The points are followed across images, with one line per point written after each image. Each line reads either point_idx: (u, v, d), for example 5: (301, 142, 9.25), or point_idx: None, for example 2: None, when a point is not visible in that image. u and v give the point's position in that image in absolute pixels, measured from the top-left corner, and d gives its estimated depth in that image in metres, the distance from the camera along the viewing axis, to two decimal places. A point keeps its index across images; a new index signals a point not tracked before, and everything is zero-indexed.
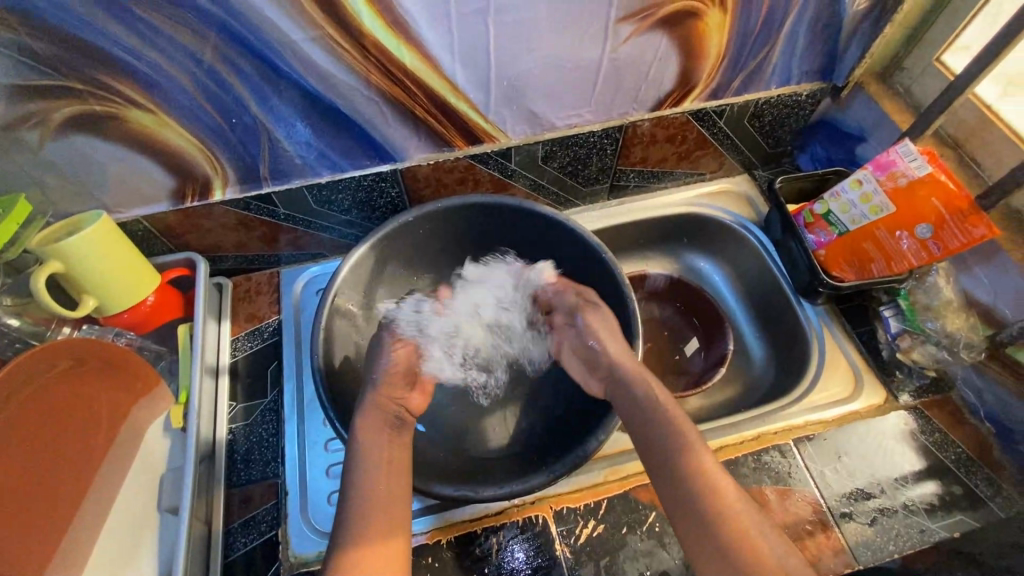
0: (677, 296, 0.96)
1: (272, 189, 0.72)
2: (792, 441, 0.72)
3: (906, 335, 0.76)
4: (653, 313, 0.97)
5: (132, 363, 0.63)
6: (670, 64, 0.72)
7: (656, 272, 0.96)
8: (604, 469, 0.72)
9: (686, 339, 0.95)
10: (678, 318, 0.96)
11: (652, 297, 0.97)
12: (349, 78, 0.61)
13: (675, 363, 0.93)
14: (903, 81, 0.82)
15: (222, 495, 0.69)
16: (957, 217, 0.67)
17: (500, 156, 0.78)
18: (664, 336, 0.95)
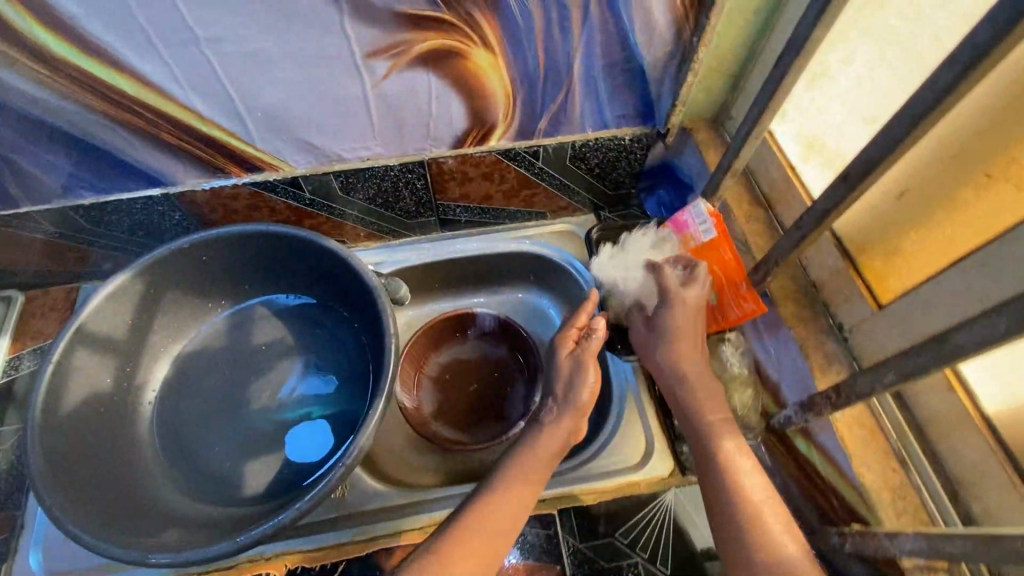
0: (506, 337, 0.89)
1: (32, 208, 0.69)
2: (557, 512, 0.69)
3: None
4: (485, 350, 0.90)
5: None
6: (453, 101, 0.67)
7: (486, 312, 0.89)
8: (354, 528, 0.69)
9: (513, 382, 0.87)
10: (510, 358, 0.89)
11: (485, 335, 0.90)
12: (66, 103, 0.57)
13: (498, 407, 0.86)
14: (731, 130, 0.76)
15: None
16: (732, 289, 0.67)
17: (289, 186, 0.74)
18: (493, 377, 0.89)
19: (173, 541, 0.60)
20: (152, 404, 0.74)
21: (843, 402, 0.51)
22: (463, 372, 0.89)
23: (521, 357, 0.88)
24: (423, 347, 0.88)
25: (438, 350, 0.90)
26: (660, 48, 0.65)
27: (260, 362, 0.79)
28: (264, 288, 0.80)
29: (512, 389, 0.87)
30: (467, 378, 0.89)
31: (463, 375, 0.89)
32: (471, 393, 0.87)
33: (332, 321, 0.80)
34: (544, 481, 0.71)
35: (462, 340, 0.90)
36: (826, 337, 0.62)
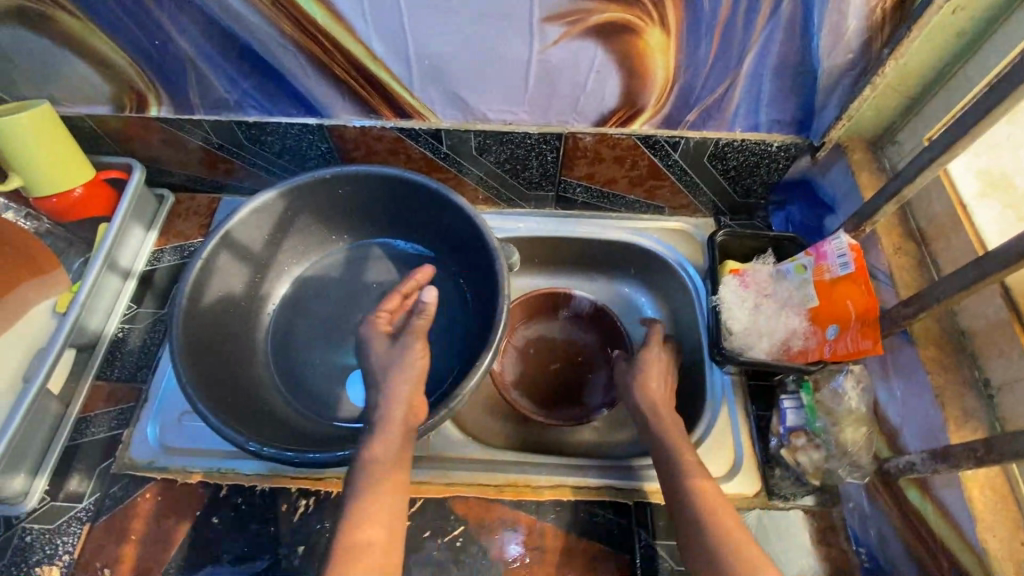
0: (598, 324, 0.88)
1: (204, 117, 0.75)
2: (634, 504, 0.67)
3: (803, 433, 0.67)
4: (573, 334, 0.90)
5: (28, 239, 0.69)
6: (611, 79, 0.67)
7: (584, 295, 0.88)
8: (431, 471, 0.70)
9: (598, 370, 0.86)
10: (598, 347, 0.88)
11: (576, 319, 0.89)
12: (262, 23, 0.61)
13: (581, 393, 0.85)
14: (891, 156, 0.72)
15: (90, 383, 0.75)
16: (861, 325, 0.62)
17: (431, 137, 0.77)
18: (577, 361, 0.88)
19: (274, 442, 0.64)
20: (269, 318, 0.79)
21: (990, 461, 0.47)
22: (549, 350, 0.89)
23: (610, 347, 0.87)
24: (515, 319, 0.89)
25: (526, 325, 0.90)
26: (842, 55, 0.62)
27: (370, 301, 0.82)
28: (383, 228, 0.84)
29: (596, 377, 0.86)
30: (552, 356, 0.89)
31: (548, 354, 0.89)
32: (553, 372, 0.87)
33: (442, 275, 0.83)
34: (621, 472, 0.69)
35: (552, 320, 0.90)
36: (966, 391, 0.58)
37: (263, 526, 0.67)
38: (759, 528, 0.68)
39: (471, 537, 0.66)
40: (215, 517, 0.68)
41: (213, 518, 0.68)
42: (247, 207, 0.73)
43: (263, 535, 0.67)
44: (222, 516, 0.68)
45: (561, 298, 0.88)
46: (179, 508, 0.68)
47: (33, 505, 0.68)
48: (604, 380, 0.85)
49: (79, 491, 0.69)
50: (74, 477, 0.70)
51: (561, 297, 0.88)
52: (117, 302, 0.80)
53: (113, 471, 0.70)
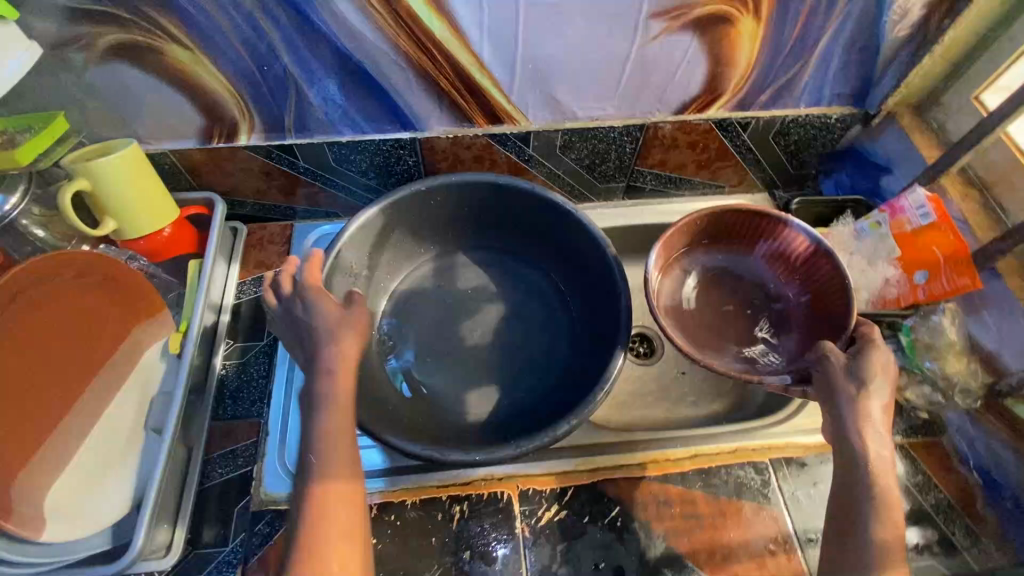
0: (810, 276, 0.72)
1: (294, 141, 0.75)
2: (768, 460, 0.72)
3: (904, 373, 0.73)
4: (762, 276, 0.77)
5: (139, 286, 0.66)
6: (698, 68, 0.72)
7: (806, 229, 0.70)
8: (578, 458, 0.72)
9: (784, 322, 0.74)
10: (796, 300, 0.74)
11: (779, 259, 0.75)
12: (378, 40, 0.63)
13: (751, 346, 0.73)
14: (937, 116, 0.80)
15: (208, 425, 0.72)
16: (954, 266, 0.69)
17: (519, 139, 0.79)
18: (750, 310, 0.76)
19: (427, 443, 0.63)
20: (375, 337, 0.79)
21: None
22: (728, 279, 0.77)
23: (817, 306, 0.71)
24: (697, 235, 0.75)
25: (704, 248, 0.77)
26: (903, 29, 0.69)
27: (472, 307, 0.83)
28: (472, 235, 0.85)
29: (776, 331, 0.74)
30: (731, 286, 0.77)
31: (723, 293, 0.77)
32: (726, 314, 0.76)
33: (538, 273, 0.85)
34: (748, 432, 0.74)
35: (739, 252, 0.77)
36: None
37: (421, 539, 0.66)
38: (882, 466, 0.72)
39: (627, 515, 0.69)
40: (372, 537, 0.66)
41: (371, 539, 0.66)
42: (352, 223, 0.73)
43: (424, 548, 0.66)
44: (377, 537, 0.66)
45: (770, 225, 0.73)
46: None
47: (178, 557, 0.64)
48: (793, 345, 0.71)
49: (219, 535, 0.67)
50: (210, 522, 0.67)
51: (770, 225, 0.73)
52: (215, 339, 0.78)
53: (251, 509, 0.68)
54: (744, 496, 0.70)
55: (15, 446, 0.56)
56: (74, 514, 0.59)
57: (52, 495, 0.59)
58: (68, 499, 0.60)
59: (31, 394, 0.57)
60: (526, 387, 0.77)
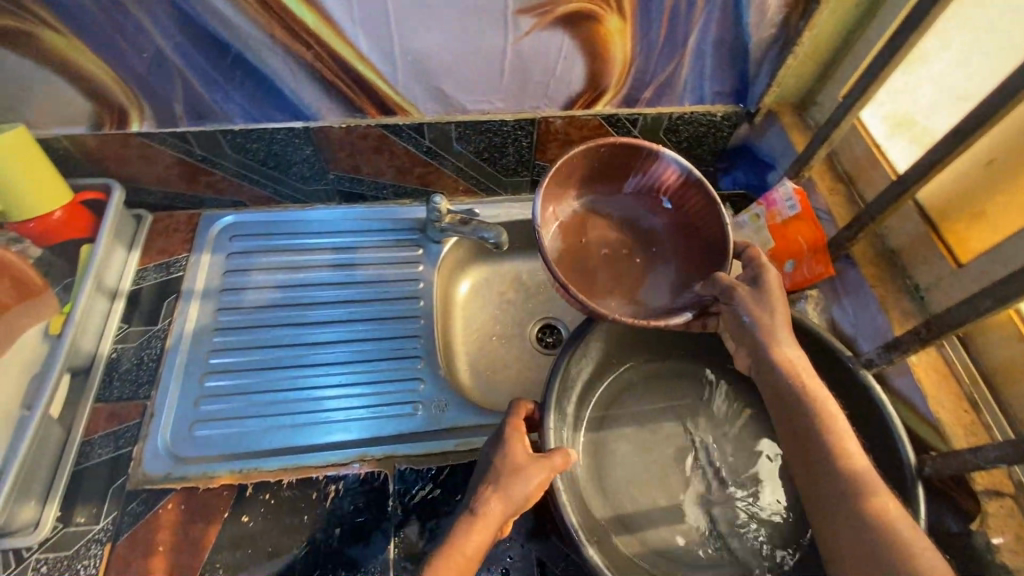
0: (681, 200, 0.67)
1: (188, 128, 0.76)
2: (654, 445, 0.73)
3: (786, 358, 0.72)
4: (634, 213, 0.70)
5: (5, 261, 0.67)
6: (577, 64, 0.75)
7: (674, 160, 0.64)
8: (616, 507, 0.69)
9: (661, 262, 0.68)
10: (669, 229, 0.69)
11: (648, 194, 0.69)
12: (253, 30, 0.65)
13: (640, 282, 0.67)
14: (814, 115, 0.84)
15: (89, 407, 0.73)
16: (814, 254, 0.73)
17: (413, 131, 0.82)
18: (634, 251, 0.69)
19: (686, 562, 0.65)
20: (285, 323, 0.84)
21: (932, 338, 0.58)
22: (592, 219, 0.70)
23: (712, 240, 0.64)
24: (584, 172, 0.67)
25: (583, 190, 0.69)
26: (766, 30, 0.73)
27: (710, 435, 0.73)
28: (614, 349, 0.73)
29: (661, 269, 0.68)
30: (590, 225, 0.69)
31: (596, 234, 0.69)
32: (607, 257, 0.69)
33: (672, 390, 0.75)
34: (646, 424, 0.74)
35: (612, 189, 0.69)
36: (903, 296, 0.69)
37: (294, 517, 0.68)
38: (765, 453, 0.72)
39: None
40: (243, 515, 0.68)
41: (242, 516, 0.68)
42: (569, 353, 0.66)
43: (296, 525, 0.67)
44: (250, 514, 0.68)
45: (640, 160, 0.65)
46: (203, 513, 0.68)
47: (45, 534, 0.65)
48: (668, 278, 0.66)
49: (92, 514, 0.67)
50: (82, 499, 0.68)
51: (642, 158, 0.65)
52: (107, 323, 0.79)
53: (126, 488, 0.69)
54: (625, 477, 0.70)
55: None
56: None
57: None
58: None
59: None
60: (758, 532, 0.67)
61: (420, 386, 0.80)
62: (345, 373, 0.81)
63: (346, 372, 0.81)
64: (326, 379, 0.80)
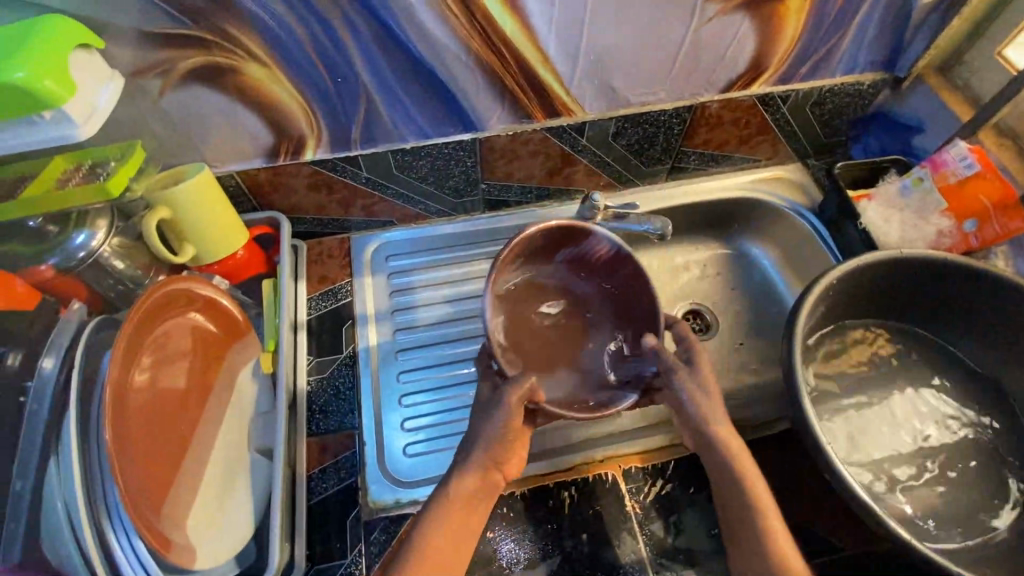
0: (608, 271, 0.68)
1: (360, 152, 0.75)
2: (864, 415, 0.75)
3: (978, 317, 0.73)
4: (568, 282, 0.70)
5: (219, 308, 0.68)
6: (747, 46, 0.75)
7: (605, 237, 0.65)
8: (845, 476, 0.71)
9: (598, 330, 0.69)
10: (593, 298, 0.70)
11: (580, 263, 0.69)
12: (451, 43, 0.64)
13: (576, 353, 0.68)
14: (962, 75, 0.84)
15: (304, 441, 0.72)
16: (1003, 212, 0.75)
17: (574, 131, 0.81)
18: (575, 319, 0.69)
19: (938, 524, 0.67)
20: (451, 340, 0.83)
21: None
22: (529, 296, 0.68)
23: (640, 306, 0.66)
24: (545, 247, 0.67)
25: (523, 262, 0.68)
26: None
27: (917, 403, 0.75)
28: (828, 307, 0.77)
29: (595, 336, 0.69)
30: (534, 304, 0.68)
31: (532, 308, 0.68)
32: (545, 331, 0.68)
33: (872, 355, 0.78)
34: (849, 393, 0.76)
35: (544, 259, 0.69)
36: None
37: (538, 526, 0.68)
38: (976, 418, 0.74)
39: None
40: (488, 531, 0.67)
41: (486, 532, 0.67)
42: (798, 337, 0.69)
43: (542, 534, 0.68)
44: (494, 529, 0.68)
45: (576, 235, 0.66)
46: None
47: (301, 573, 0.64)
48: (607, 343, 0.68)
49: (335, 547, 0.66)
50: (318, 533, 0.67)
51: (577, 233, 0.66)
52: (296, 356, 0.77)
53: (363, 518, 0.68)
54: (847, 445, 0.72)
55: (152, 468, 0.56)
56: (210, 536, 0.59)
57: (191, 521, 0.59)
58: (204, 524, 0.60)
59: (161, 423, 0.59)
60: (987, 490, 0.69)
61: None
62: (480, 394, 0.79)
63: (430, 399, 0.78)
64: (414, 412, 0.77)
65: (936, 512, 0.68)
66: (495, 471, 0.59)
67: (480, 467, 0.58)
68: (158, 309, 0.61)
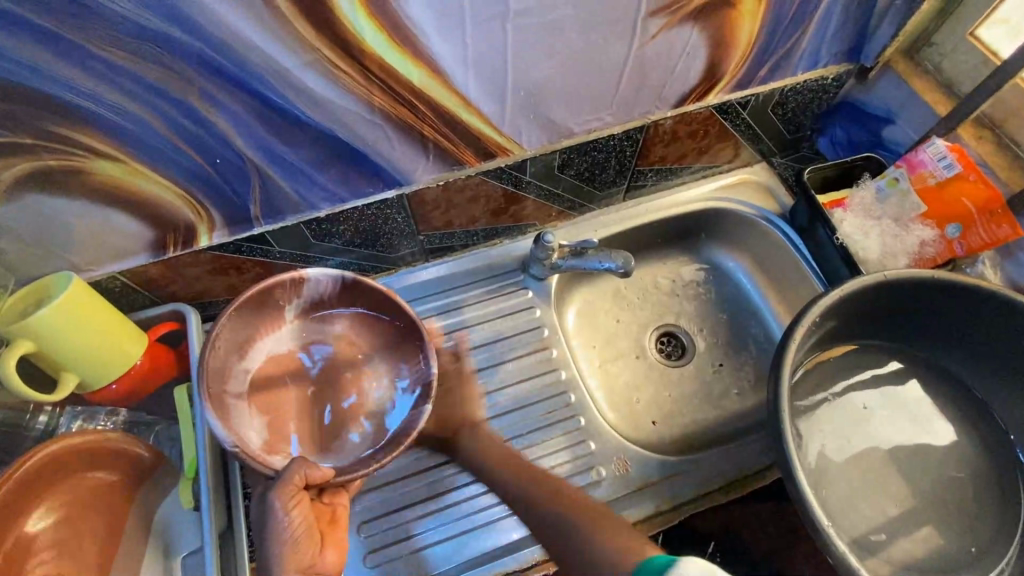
0: (351, 302, 0.61)
1: (264, 229, 0.63)
2: (860, 448, 0.69)
3: (969, 335, 0.67)
4: (312, 338, 0.61)
5: (134, 454, 0.58)
6: (699, 57, 0.65)
7: (320, 275, 0.59)
8: (851, 534, 0.65)
9: (369, 371, 0.61)
10: (350, 341, 0.62)
11: (316, 315, 0.61)
12: (348, 101, 0.53)
13: (356, 406, 0.59)
14: (932, 57, 0.77)
15: (249, 569, 0.62)
16: (989, 216, 0.69)
17: (515, 169, 0.71)
18: (338, 375, 0.60)
19: (939, 568, 0.63)
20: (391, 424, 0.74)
21: None
22: (276, 383, 0.58)
23: (399, 320, 0.62)
24: (260, 313, 0.58)
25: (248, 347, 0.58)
26: None
27: (913, 427, 0.70)
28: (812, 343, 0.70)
29: (366, 377, 0.61)
30: (282, 392, 0.58)
31: (281, 393, 0.58)
32: (307, 403, 0.59)
33: (862, 381, 0.73)
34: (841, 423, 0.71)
35: (278, 334, 0.60)
36: None
37: None
38: (979, 441, 0.69)
39: None
40: None
41: None
42: (786, 373, 0.62)
43: None
44: None
45: (286, 290, 0.58)
46: None
47: None
48: (383, 372, 0.61)
49: None
50: None
51: (288, 289, 0.59)
52: (225, 468, 0.66)
53: None
54: (845, 486, 0.67)
55: None
56: None
57: None
58: None
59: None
60: (991, 519, 0.65)
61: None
62: (397, 492, 0.71)
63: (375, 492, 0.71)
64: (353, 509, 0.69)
65: (936, 553, 0.64)
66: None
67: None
68: (62, 464, 0.55)
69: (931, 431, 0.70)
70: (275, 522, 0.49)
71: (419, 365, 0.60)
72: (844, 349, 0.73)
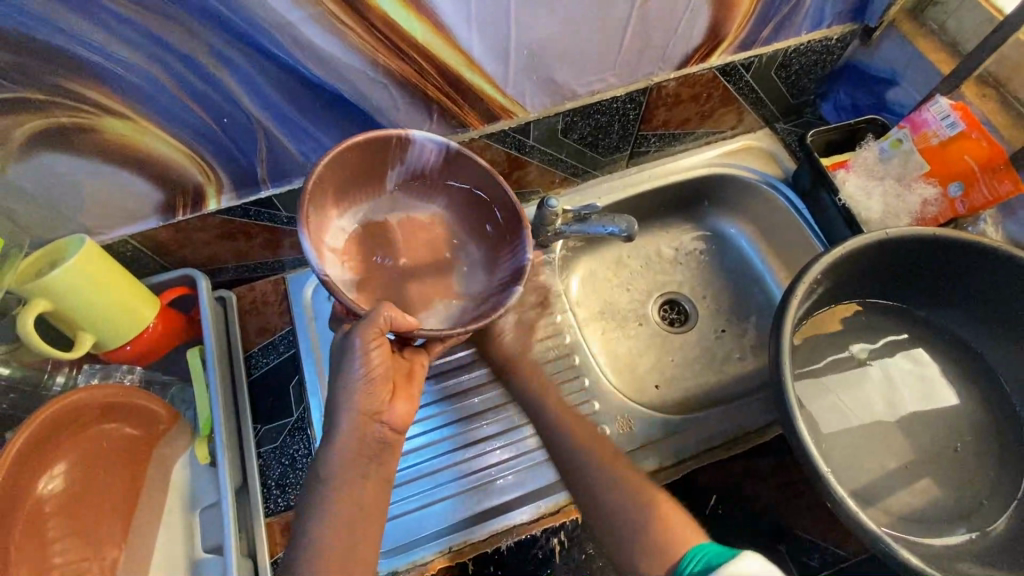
0: (449, 177, 0.62)
1: (272, 192, 0.64)
2: (860, 405, 0.71)
3: (970, 291, 0.68)
4: (409, 208, 0.63)
5: (143, 409, 0.59)
6: (702, 14, 0.65)
7: (426, 142, 0.59)
8: (852, 486, 0.66)
9: (463, 251, 0.64)
10: (446, 219, 0.64)
11: (413, 182, 0.63)
12: (353, 59, 0.53)
13: (448, 278, 0.62)
14: (937, 17, 0.76)
15: (263, 525, 0.64)
16: (992, 173, 0.69)
17: (518, 132, 0.71)
18: (430, 247, 0.63)
19: (937, 518, 0.64)
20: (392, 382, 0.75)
21: None
22: (373, 239, 0.61)
23: (495, 205, 0.62)
24: (365, 169, 0.59)
25: (348, 203, 0.60)
26: None
27: (912, 384, 0.72)
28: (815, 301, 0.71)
29: (460, 257, 0.63)
30: (379, 250, 0.61)
31: (381, 252, 0.61)
32: (403, 267, 0.61)
33: (862, 339, 0.74)
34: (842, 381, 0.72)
35: (377, 194, 0.62)
36: None
37: None
38: (979, 396, 0.70)
39: None
40: None
41: None
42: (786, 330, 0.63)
43: None
44: None
45: (393, 150, 0.59)
46: None
47: None
48: (476, 256, 0.63)
49: None
50: None
51: (396, 148, 0.59)
52: (237, 430, 0.68)
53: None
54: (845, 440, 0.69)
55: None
56: None
57: None
58: None
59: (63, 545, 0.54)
60: (989, 470, 0.66)
61: (528, 435, 0.73)
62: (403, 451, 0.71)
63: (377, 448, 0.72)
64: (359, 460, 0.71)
65: (934, 504, 0.65)
66: (376, 422, 0.53)
67: (356, 422, 0.52)
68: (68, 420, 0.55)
69: (931, 388, 0.71)
70: (354, 362, 0.52)
71: (512, 256, 0.61)
72: (846, 308, 0.75)
